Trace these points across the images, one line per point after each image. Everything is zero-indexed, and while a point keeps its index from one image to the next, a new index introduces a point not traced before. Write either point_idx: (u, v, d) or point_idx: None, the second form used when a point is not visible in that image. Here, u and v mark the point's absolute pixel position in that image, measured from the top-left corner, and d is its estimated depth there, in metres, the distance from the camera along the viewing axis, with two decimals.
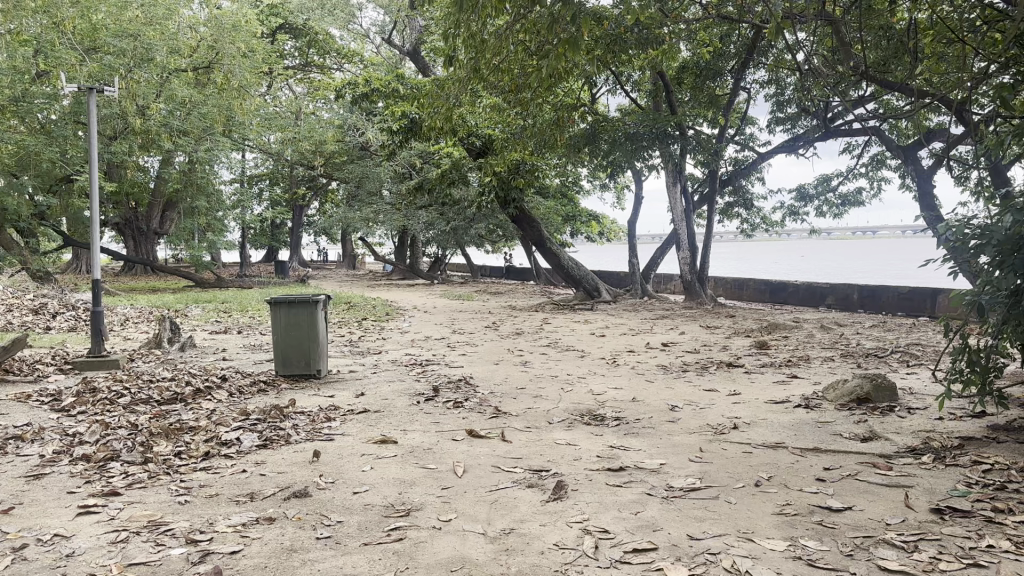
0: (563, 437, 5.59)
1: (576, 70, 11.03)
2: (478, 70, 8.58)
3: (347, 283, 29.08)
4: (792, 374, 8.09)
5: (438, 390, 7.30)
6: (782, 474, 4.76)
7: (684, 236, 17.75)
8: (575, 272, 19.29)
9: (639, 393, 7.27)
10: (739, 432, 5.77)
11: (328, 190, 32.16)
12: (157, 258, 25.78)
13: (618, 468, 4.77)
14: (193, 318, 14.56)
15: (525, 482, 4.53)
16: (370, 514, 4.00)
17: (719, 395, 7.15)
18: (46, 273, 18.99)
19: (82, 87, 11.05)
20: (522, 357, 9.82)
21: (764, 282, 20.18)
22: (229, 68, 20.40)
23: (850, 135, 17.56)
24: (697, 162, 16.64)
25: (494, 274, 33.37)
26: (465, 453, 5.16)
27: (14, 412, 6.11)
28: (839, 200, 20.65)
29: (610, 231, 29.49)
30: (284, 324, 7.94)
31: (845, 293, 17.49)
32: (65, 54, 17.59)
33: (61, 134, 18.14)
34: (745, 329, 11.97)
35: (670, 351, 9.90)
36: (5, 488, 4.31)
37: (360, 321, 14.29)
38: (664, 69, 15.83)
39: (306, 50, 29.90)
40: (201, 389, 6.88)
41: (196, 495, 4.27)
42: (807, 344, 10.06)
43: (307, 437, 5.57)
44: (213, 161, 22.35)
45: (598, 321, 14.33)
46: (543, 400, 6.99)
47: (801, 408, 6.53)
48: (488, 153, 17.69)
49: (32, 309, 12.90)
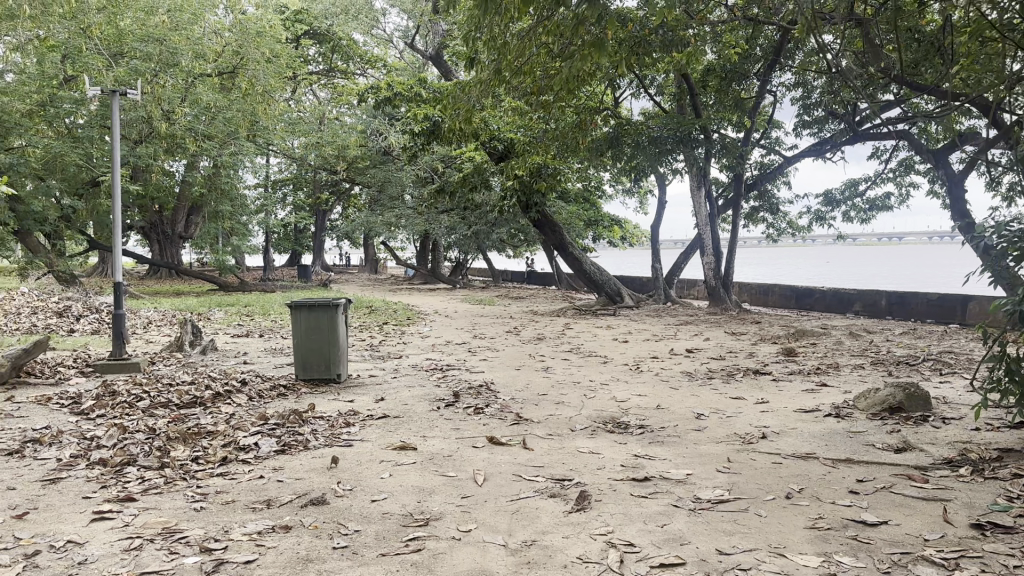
0: (586, 445, 5.47)
1: (600, 74, 10.93)
2: (502, 72, 8.48)
3: (369, 288, 29.00)
4: (821, 382, 7.88)
5: (458, 396, 7.19)
6: (814, 486, 4.60)
7: (709, 242, 17.48)
8: (597, 278, 19.14)
9: (664, 400, 7.11)
10: (768, 441, 5.61)
11: (350, 195, 32.25)
12: (181, 261, 25.98)
13: (643, 478, 4.63)
14: (216, 321, 14.59)
15: (547, 491, 4.41)
16: (388, 523, 3.90)
17: (747, 403, 6.98)
18: (72, 276, 19.15)
19: (106, 90, 11.04)
20: (544, 362, 9.69)
21: (790, 287, 19.90)
22: (254, 72, 20.56)
23: (879, 139, 17.26)
24: (722, 166, 16.44)
25: (516, 279, 33.30)
26: (486, 461, 5.05)
27: (34, 415, 6.08)
28: (867, 205, 20.32)
29: (632, 235, 29.29)
30: (304, 327, 7.87)
31: (873, 299, 17.15)
32: (92, 59, 17.83)
33: (88, 137, 18.34)
34: (772, 335, 11.75)
35: (695, 358, 9.73)
36: (20, 493, 4.25)
37: (381, 325, 14.25)
38: (688, 72, 15.64)
39: (329, 55, 29.95)
40: (221, 394, 6.83)
41: (212, 502, 4.19)
42: (836, 351, 9.84)
43: (326, 442, 5.49)
44: (237, 165, 22.49)
45: (621, 327, 14.15)
46: (566, 407, 6.85)
47: (831, 417, 6.35)
48: (511, 157, 17.59)
49: (57, 311, 13.03)
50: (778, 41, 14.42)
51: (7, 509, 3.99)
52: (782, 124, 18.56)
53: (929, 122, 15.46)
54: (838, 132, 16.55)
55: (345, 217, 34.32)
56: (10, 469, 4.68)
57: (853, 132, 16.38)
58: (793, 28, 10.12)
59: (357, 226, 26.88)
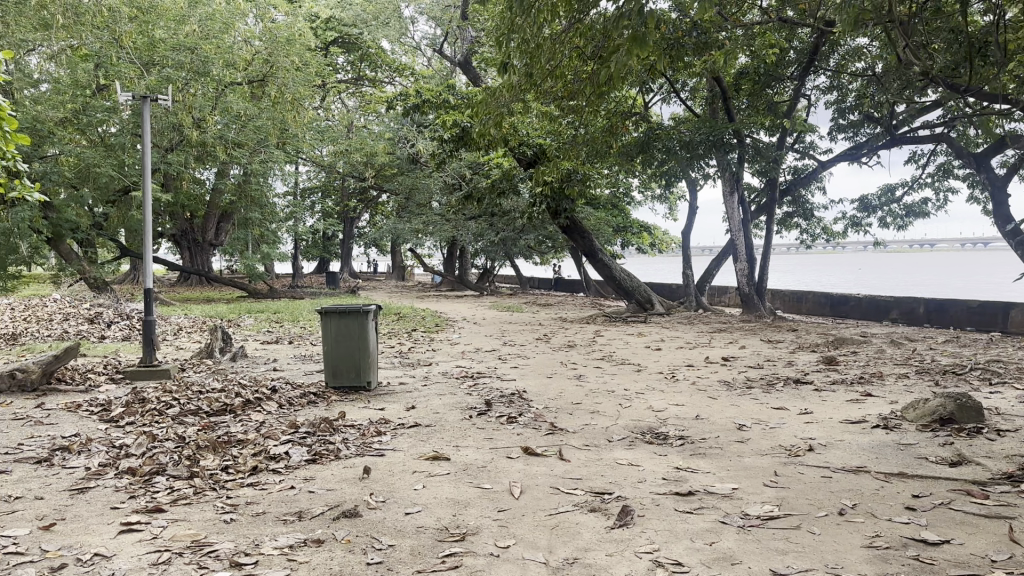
0: (625, 456, 5.28)
1: (632, 76, 10.72)
2: (534, 74, 8.23)
3: (396, 295, 28.98)
4: (865, 392, 7.61)
5: (490, 404, 7.03)
6: (868, 501, 4.38)
7: (742, 248, 17.18)
8: (627, 284, 18.86)
9: (703, 411, 6.90)
10: (815, 454, 5.39)
11: (378, 202, 32.28)
12: (211, 269, 26.14)
13: (687, 492, 4.44)
14: (245, 328, 14.59)
15: (587, 505, 4.23)
16: (424, 537, 3.75)
17: (789, 414, 6.74)
18: (104, 283, 19.29)
19: (137, 97, 11.01)
20: (577, 370, 9.50)
21: (825, 294, 19.51)
22: (283, 80, 20.72)
23: (916, 143, 16.88)
24: (754, 170, 16.15)
25: (543, 287, 33.12)
26: (522, 472, 4.88)
27: (64, 422, 6.04)
28: (904, 211, 19.91)
29: (661, 242, 28.99)
30: (334, 334, 7.78)
31: (910, 306, 16.75)
32: (125, 68, 18.05)
33: (120, 145, 18.66)
34: (810, 344, 11.46)
35: (732, 366, 9.50)
36: (47, 503, 4.16)
37: (409, 332, 14.15)
38: (720, 76, 15.39)
39: (358, 63, 30.05)
40: (251, 401, 6.75)
41: (242, 513, 4.08)
42: (879, 360, 9.54)
43: (357, 451, 5.36)
44: (267, 172, 22.60)
45: (653, 335, 13.90)
46: (601, 416, 6.67)
47: (879, 428, 6.10)
48: (540, 162, 17.45)
49: (88, 317, 13.09)
50: (813, 43, 14.18)
51: (34, 520, 3.90)
52: (817, 128, 18.23)
53: (969, 125, 15.11)
54: (875, 136, 16.22)
55: (373, 224, 34.43)
56: (39, 478, 4.60)
57: (891, 136, 16.05)
58: (833, 29, 9.85)
59: (384, 233, 26.89)
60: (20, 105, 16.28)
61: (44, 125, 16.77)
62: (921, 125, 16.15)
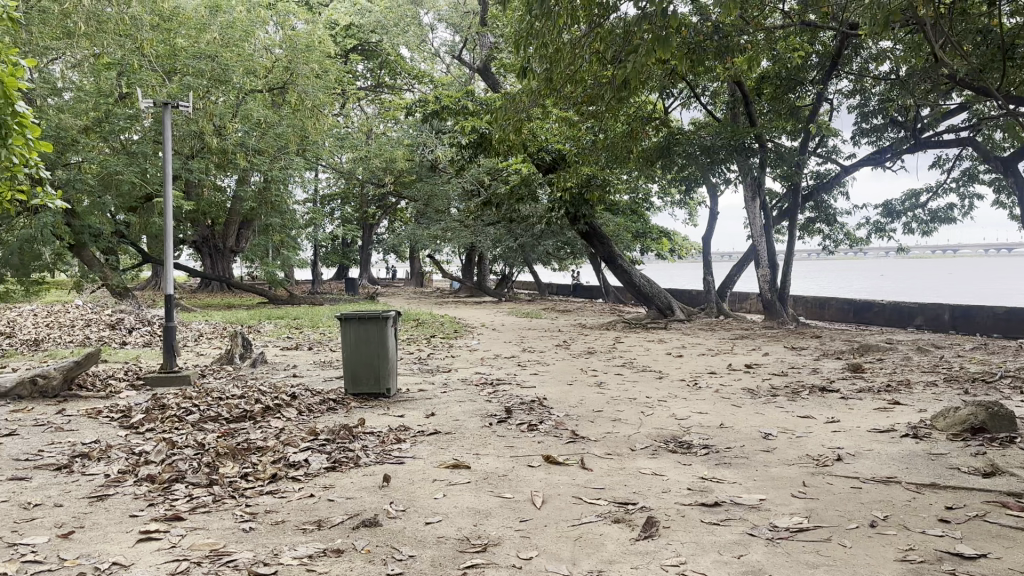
0: (648, 466, 5.18)
1: (653, 81, 10.66)
2: (554, 80, 8.14)
3: (415, 301, 29.01)
4: (893, 400, 7.46)
5: (510, 412, 6.95)
6: (899, 513, 4.26)
7: (764, 253, 17.00)
8: (647, 290, 18.70)
9: (727, 419, 6.78)
10: (843, 464, 5.27)
11: (397, 208, 32.32)
12: (232, 275, 26.29)
13: (713, 503, 4.34)
14: (266, 334, 14.60)
15: (611, 516, 4.14)
16: (444, 548, 3.68)
17: (816, 422, 6.62)
18: (125, 289, 19.41)
19: (157, 103, 10.99)
20: (597, 377, 9.40)
21: (848, 300, 19.25)
22: (303, 88, 20.86)
23: (941, 147, 16.62)
24: (777, 175, 15.99)
25: (562, 292, 33.03)
26: (544, 481, 4.80)
27: (84, 429, 6.03)
28: (929, 216, 19.62)
29: (682, 247, 28.79)
30: (354, 340, 7.75)
31: (935, 313, 16.48)
32: (147, 76, 18.26)
33: (142, 153, 18.96)
34: (835, 351, 11.30)
35: (755, 374, 9.37)
36: (67, 510, 4.14)
37: (429, 339, 14.11)
38: (741, 79, 15.24)
39: (377, 71, 30.19)
40: (270, 407, 6.73)
41: (261, 522, 4.03)
42: (905, 367, 9.36)
43: (377, 459, 5.30)
44: (287, 179, 22.71)
45: (674, 341, 13.77)
46: (623, 424, 6.57)
47: (908, 438, 5.95)
48: (559, 167, 17.40)
49: (109, 323, 13.14)
50: (836, 47, 14.01)
51: (53, 527, 3.87)
52: (840, 132, 18.03)
53: (995, 128, 14.87)
54: (899, 140, 16.00)
55: (392, 230, 34.49)
56: (58, 485, 4.59)
57: (915, 140, 15.82)
58: (858, 31, 9.66)
59: (403, 239, 26.94)
60: (44, 113, 16.39)
61: (69, 133, 16.87)
62: (946, 128, 15.94)
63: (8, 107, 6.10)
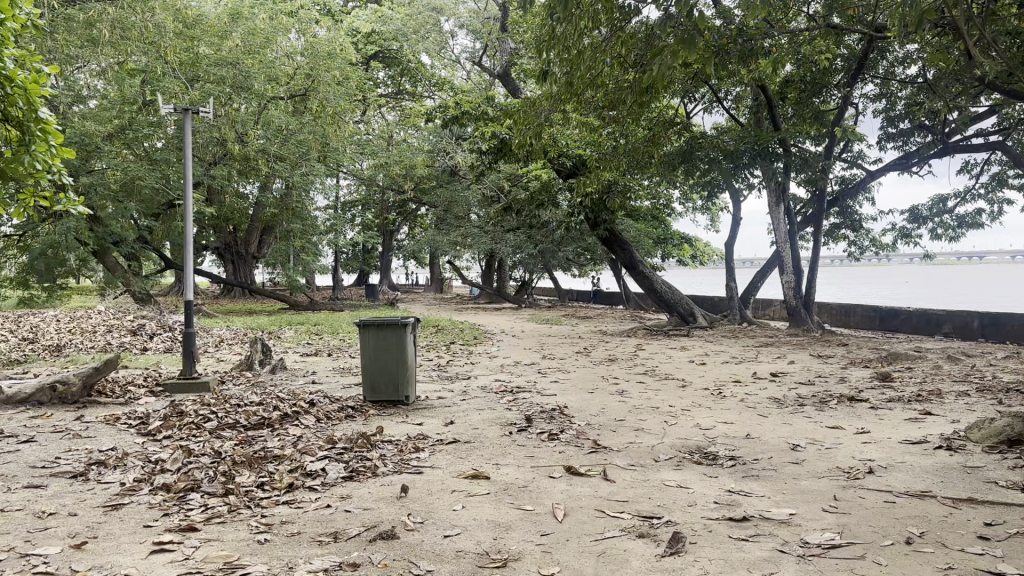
0: (673, 478, 5.04)
1: (676, 85, 10.51)
2: (575, 84, 8.01)
3: (435, 307, 29.03)
4: (925, 410, 7.26)
5: (531, 420, 6.83)
6: (936, 529, 4.09)
7: (789, 260, 16.76)
8: (669, 297, 18.53)
9: (754, 429, 6.61)
10: (875, 477, 5.10)
11: (417, 215, 32.37)
12: (253, 281, 26.43)
13: (741, 517, 4.20)
14: (285, 340, 14.59)
15: (635, 530, 4.01)
16: (463, 563, 3.57)
17: (846, 433, 6.44)
18: (147, 295, 19.57)
19: (178, 109, 10.98)
20: (619, 385, 9.26)
21: (874, 307, 18.95)
22: (324, 95, 20.91)
23: (969, 152, 16.33)
24: (801, 181, 15.76)
25: (582, 299, 32.88)
26: (566, 493, 4.68)
27: (102, 435, 5.99)
28: (956, 222, 19.30)
29: (703, 254, 28.56)
30: (372, 347, 7.67)
31: (964, 321, 16.19)
32: (169, 83, 18.40)
33: (164, 160, 19.28)
34: (863, 359, 11.08)
35: (781, 382, 9.18)
36: (81, 520, 4.07)
37: (448, 345, 14.05)
38: (765, 84, 15.04)
39: (398, 78, 30.23)
40: (289, 415, 6.66)
41: (276, 533, 3.94)
42: (936, 376, 9.13)
43: (395, 469, 5.21)
44: (309, 186, 22.77)
45: (697, 348, 13.60)
46: (646, 434, 6.42)
47: (941, 450, 5.76)
48: (580, 173, 17.29)
49: (130, 330, 13.18)
50: (861, 51, 13.84)
51: (66, 537, 3.80)
52: (865, 137, 17.81)
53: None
54: (927, 145, 15.74)
55: (412, 236, 34.54)
56: (73, 493, 4.53)
57: (943, 145, 15.58)
58: (886, 33, 9.47)
59: (423, 245, 26.96)
60: (68, 120, 16.47)
61: (92, 140, 16.95)
62: (975, 133, 15.67)
63: (30, 113, 6.13)
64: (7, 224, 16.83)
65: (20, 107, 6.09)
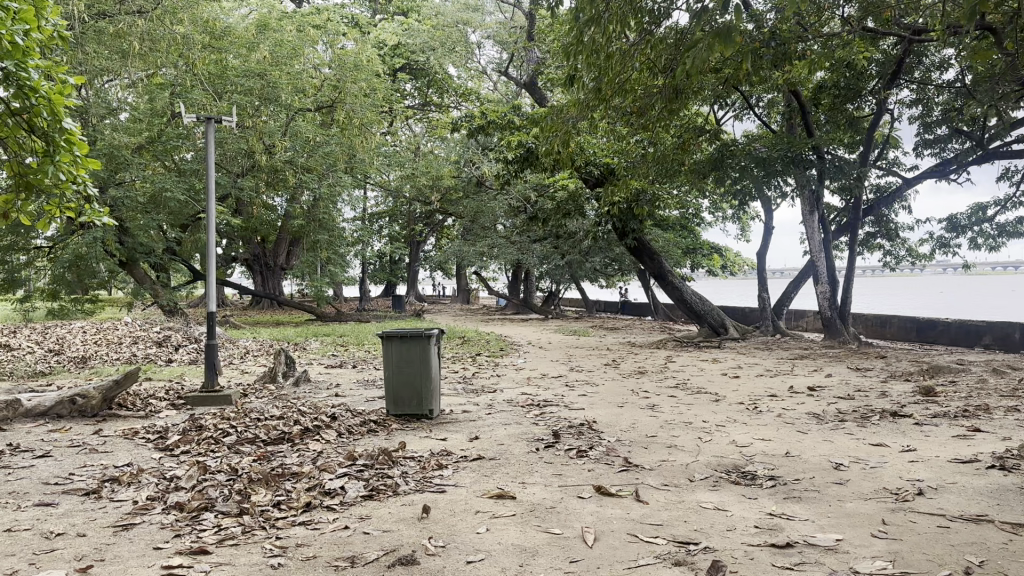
0: (710, 499, 4.77)
1: (708, 89, 10.20)
2: (604, 91, 7.64)
3: (461, 318, 28.89)
4: (972, 427, 6.89)
5: (558, 436, 6.58)
6: (997, 558, 3.77)
7: (823, 270, 16.34)
8: (698, 308, 18.15)
9: (794, 447, 6.31)
10: (926, 499, 4.78)
11: (444, 225, 32.28)
12: (281, 293, 26.52)
13: (785, 544, 3.93)
14: (311, 352, 14.45)
15: (671, 557, 3.76)
16: None
17: (890, 451, 6.12)
18: (174, 306, 19.52)
19: (201, 118, 10.81)
20: (649, 399, 8.97)
21: (910, 318, 18.46)
22: (352, 106, 20.89)
23: (1009, 158, 15.81)
24: (835, 188, 15.36)
25: (610, 309, 32.57)
26: (596, 516, 4.42)
27: (119, 451, 5.86)
28: (997, 230, 18.72)
29: (733, 263, 28.11)
30: (396, 359, 7.49)
31: (1005, 331, 15.69)
32: (196, 95, 18.49)
33: (191, 171, 19.44)
34: (904, 372, 10.66)
35: (819, 397, 8.82)
36: (90, 541, 3.91)
37: (474, 357, 13.83)
38: (798, 89, 14.72)
39: (425, 89, 30.19)
40: (309, 429, 6.49)
41: (291, 557, 3.74)
42: (983, 391, 8.69)
43: (416, 487, 4.99)
44: (336, 197, 22.74)
45: (729, 361, 13.23)
46: (680, 452, 6.15)
47: (995, 470, 5.42)
48: (607, 181, 17.05)
49: (156, 341, 13.15)
50: (897, 55, 13.45)
51: (72, 560, 3.64)
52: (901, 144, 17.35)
53: None
54: (965, 152, 15.27)
55: (439, 248, 34.49)
56: (84, 512, 4.37)
57: (983, 151, 15.09)
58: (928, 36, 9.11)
59: (449, 255, 26.88)
60: (98, 131, 16.53)
61: (121, 152, 17.01)
62: (1015, 140, 15.16)
63: (55, 125, 5.94)
64: (39, 236, 16.98)
65: (45, 118, 5.92)
